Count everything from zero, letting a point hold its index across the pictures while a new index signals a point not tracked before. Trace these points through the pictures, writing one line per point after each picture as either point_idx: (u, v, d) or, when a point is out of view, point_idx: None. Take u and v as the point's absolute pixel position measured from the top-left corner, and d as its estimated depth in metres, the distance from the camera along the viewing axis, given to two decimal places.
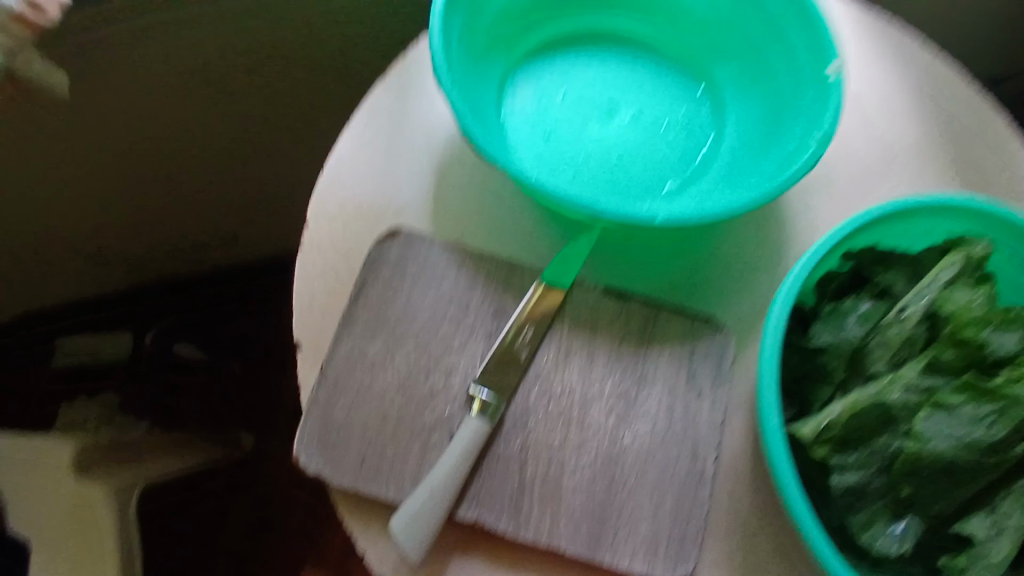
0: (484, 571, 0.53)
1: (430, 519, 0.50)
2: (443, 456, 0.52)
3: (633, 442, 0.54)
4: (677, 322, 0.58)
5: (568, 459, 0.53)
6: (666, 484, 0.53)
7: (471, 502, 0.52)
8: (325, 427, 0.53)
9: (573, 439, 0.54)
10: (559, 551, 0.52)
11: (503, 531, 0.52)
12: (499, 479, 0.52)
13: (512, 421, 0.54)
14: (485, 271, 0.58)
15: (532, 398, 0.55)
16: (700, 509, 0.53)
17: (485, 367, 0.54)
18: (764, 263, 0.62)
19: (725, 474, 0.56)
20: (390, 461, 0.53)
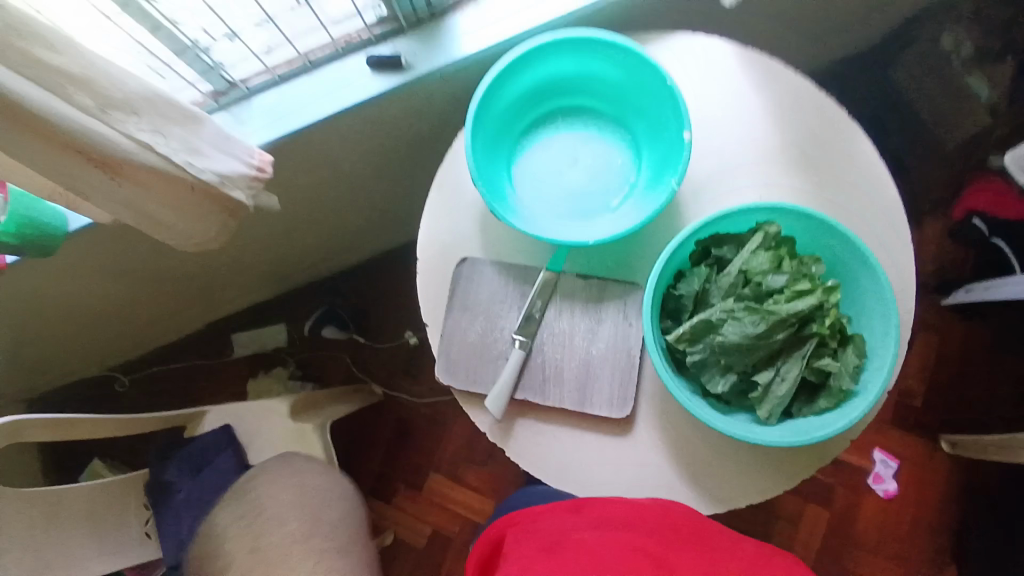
0: (539, 424, 0.68)
1: (500, 390, 0.67)
2: (503, 369, 0.68)
3: (505, 328, 0.70)
4: (468, 351, 0.69)
5: (534, 352, 0.68)
6: (493, 340, 0.69)
7: (519, 389, 0.68)
8: (502, 428, 0.69)
9: (471, 323, 0.70)
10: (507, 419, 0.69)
11: (496, 439, 0.69)
12: (455, 339, 0.70)
13: (530, 360, 0.68)
14: (456, 352, 0.70)
15: (548, 347, 0.68)
16: (540, 368, 0.68)
17: (500, 388, 0.67)
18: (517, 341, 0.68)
19: (537, 375, 0.68)
20: (535, 366, 0.68)
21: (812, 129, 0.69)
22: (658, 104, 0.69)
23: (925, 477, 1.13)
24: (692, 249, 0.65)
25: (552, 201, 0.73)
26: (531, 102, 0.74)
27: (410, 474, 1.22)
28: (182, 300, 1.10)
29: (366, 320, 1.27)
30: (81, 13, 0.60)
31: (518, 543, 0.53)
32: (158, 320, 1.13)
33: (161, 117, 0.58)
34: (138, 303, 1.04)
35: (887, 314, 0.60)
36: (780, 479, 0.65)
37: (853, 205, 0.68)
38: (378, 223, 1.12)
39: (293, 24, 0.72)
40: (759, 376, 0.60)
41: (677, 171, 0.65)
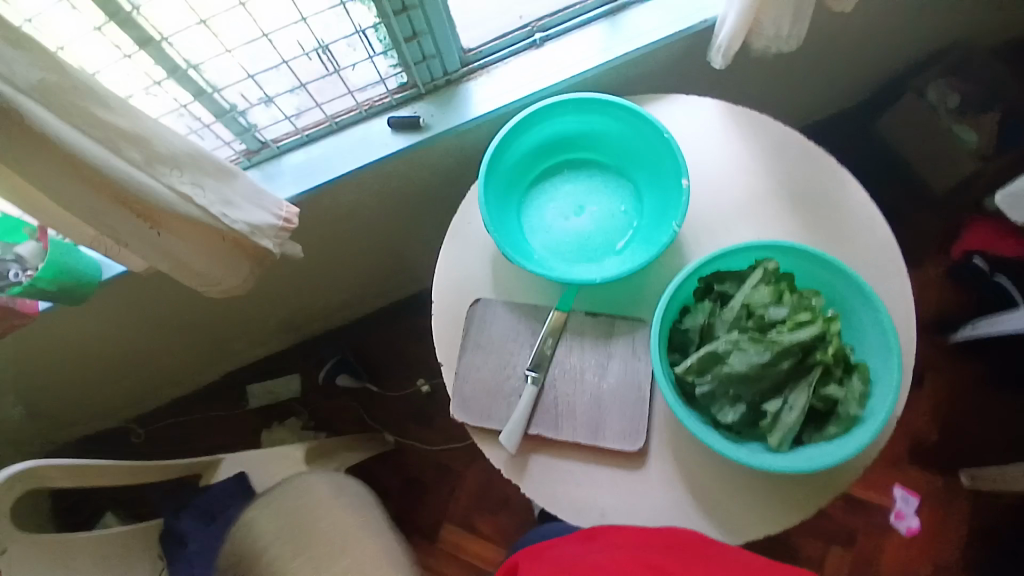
0: (553, 459, 0.69)
1: (514, 426, 0.69)
2: (517, 405, 0.70)
3: (518, 366, 0.72)
4: (483, 389, 0.72)
5: (547, 388, 0.71)
6: (506, 378, 0.72)
7: (533, 425, 0.69)
8: (517, 464, 0.70)
9: (485, 361, 0.73)
10: (522, 456, 0.70)
11: (512, 476, 0.70)
12: (470, 378, 0.72)
13: (543, 396, 0.70)
14: (471, 390, 0.72)
15: (560, 383, 0.71)
16: (553, 403, 0.70)
17: (514, 424, 0.69)
18: (529, 377, 0.71)
19: (550, 411, 0.70)
20: (548, 401, 0.70)
21: (804, 175, 0.74)
22: (659, 157, 0.74)
23: (947, 517, 1.11)
24: (696, 286, 0.68)
25: (560, 246, 0.76)
26: (539, 157, 0.79)
27: (423, 524, 1.20)
28: (199, 349, 1.13)
29: (379, 368, 1.29)
30: (137, 81, 0.68)
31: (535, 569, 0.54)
32: (175, 370, 1.16)
33: (200, 171, 0.64)
34: (157, 352, 1.07)
35: (888, 343, 0.62)
36: (795, 509, 0.66)
37: (849, 243, 0.71)
38: (394, 273, 1.16)
39: (322, 91, 0.79)
40: (768, 405, 0.62)
41: (677, 216, 0.69)
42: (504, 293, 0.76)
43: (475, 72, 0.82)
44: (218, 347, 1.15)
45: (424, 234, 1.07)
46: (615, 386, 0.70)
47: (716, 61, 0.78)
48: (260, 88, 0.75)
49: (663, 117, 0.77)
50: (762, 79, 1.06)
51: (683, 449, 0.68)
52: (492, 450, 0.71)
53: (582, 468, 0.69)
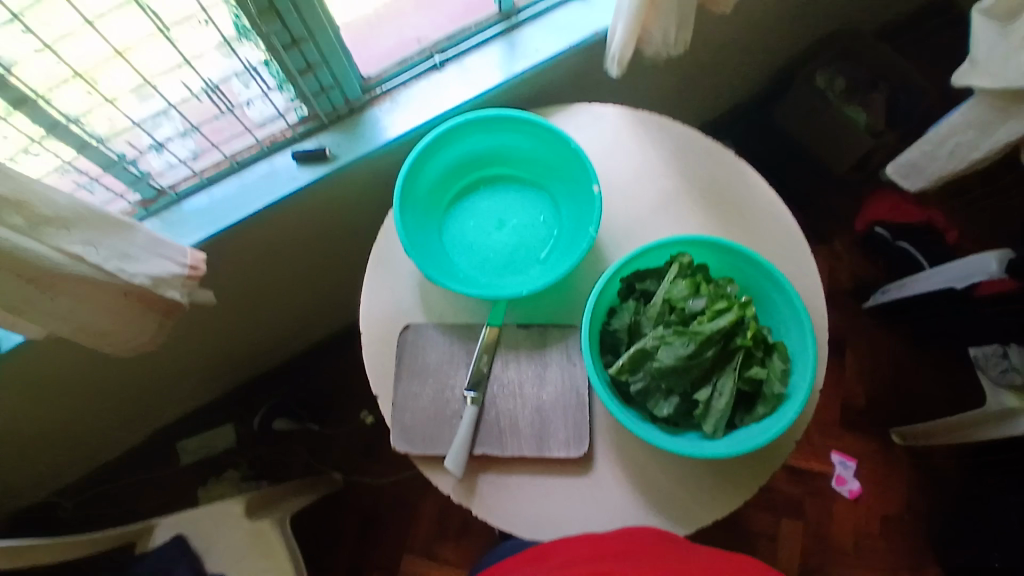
0: (502, 477, 0.69)
1: (458, 449, 0.68)
2: (459, 426, 0.69)
3: (456, 387, 0.71)
4: (423, 417, 0.70)
5: (488, 406, 0.70)
6: (446, 401, 0.71)
7: (478, 445, 0.69)
8: (467, 487, 0.69)
9: (422, 387, 0.71)
10: (471, 477, 0.69)
11: (463, 499, 0.69)
12: (408, 406, 0.71)
13: (484, 414, 0.70)
14: (410, 419, 0.70)
15: (500, 399, 0.70)
16: (496, 420, 0.69)
17: (459, 447, 0.68)
18: (469, 397, 0.70)
19: (493, 428, 0.69)
20: (490, 419, 0.70)
21: (708, 171, 0.77)
22: (569, 167, 0.75)
23: (879, 473, 1.19)
24: (620, 287, 0.69)
25: (485, 263, 0.76)
26: (454, 175, 0.79)
27: (384, 561, 1.17)
28: (119, 412, 1.06)
29: (320, 406, 1.24)
30: (8, 141, 0.63)
31: None
32: (95, 437, 1.08)
33: (94, 229, 0.60)
34: (70, 422, 0.99)
35: (800, 320, 0.66)
36: (738, 490, 0.68)
37: (757, 229, 0.75)
38: (324, 305, 1.13)
39: (219, 131, 0.76)
40: (698, 394, 0.64)
41: (593, 221, 0.70)
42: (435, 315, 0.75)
43: (378, 99, 0.82)
44: (141, 406, 1.08)
45: (352, 263, 1.04)
46: (555, 394, 0.71)
47: (613, 72, 0.80)
48: (150, 134, 0.71)
49: (571, 124, 0.79)
50: (664, 82, 1.11)
51: (629, 448, 0.70)
52: (440, 476, 0.69)
53: (532, 481, 0.69)
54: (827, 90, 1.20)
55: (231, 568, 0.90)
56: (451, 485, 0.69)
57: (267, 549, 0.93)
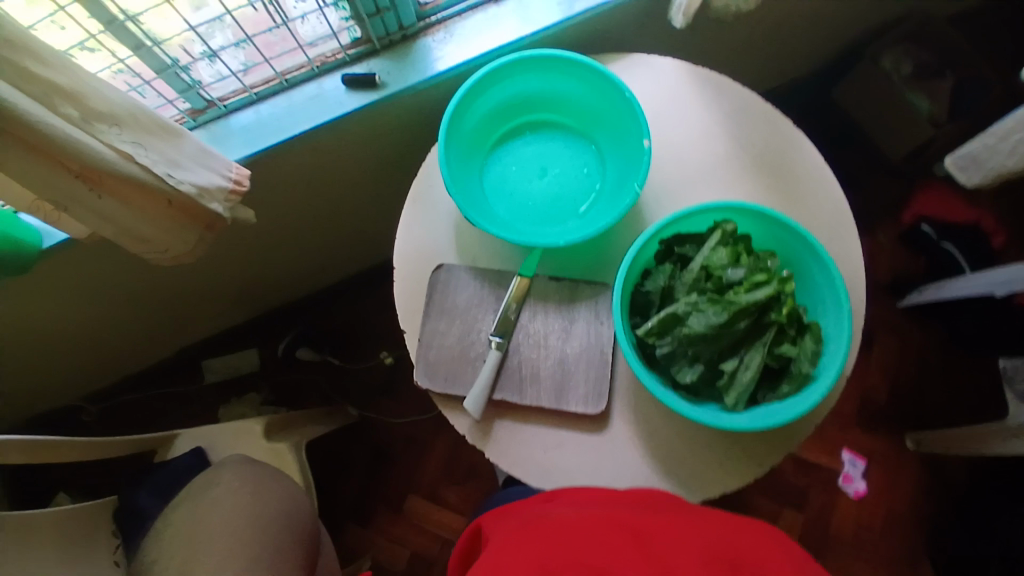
0: (517, 423, 0.70)
1: (478, 391, 0.68)
2: (482, 369, 0.69)
3: (482, 331, 0.71)
4: (446, 356, 0.71)
5: (511, 353, 0.70)
6: (470, 344, 0.71)
7: (497, 389, 0.69)
8: (482, 428, 0.70)
9: (448, 327, 0.72)
10: (487, 420, 0.70)
11: (477, 440, 0.69)
12: (433, 344, 0.71)
13: (507, 360, 0.70)
14: (433, 357, 0.71)
15: (523, 348, 0.70)
16: (518, 368, 0.70)
17: (479, 389, 0.68)
18: (493, 343, 0.70)
19: (514, 375, 0.69)
20: (512, 365, 0.70)
21: (763, 138, 0.74)
22: (619, 117, 0.73)
23: (890, 474, 1.17)
24: (657, 249, 0.68)
25: (522, 211, 0.76)
26: (499, 119, 0.77)
27: (388, 497, 1.20)
28: (148, 324, 1.09)
29: (339, 341, 1.26)
30: (66, 30, 0.63)
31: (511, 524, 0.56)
32: (123, 346, 1.11)
33: (142, 129, 0.61)
34: (101, 327, 1.02)
35: (838, 302, 0.64)
36: (751, 465, 0.68)
37: (806, 205, 0.73)
38: (354, 242, 1.14)
39: (271, 44, 0.75)
40: (725, 364, 0.63)
41: (638, 177, 0.68)
42: (467, 258, 0.75)
43: (432, 28, 0.80)
44: (168, 320, 1.10)
45: (384, 200, 1.04)
46: (580, 349, 0.70)
47: (676, 21, 0.78)
48: (203, 42, 0.70)
49: (627, 76, 0.77)
50: (721, 51, 1.07)
51: (645, 412, 0.69)
52: (457, 415, 0.70)
53: (547, 430, 0.69)
54: None
55: None
56: (466, 425, 0.70)
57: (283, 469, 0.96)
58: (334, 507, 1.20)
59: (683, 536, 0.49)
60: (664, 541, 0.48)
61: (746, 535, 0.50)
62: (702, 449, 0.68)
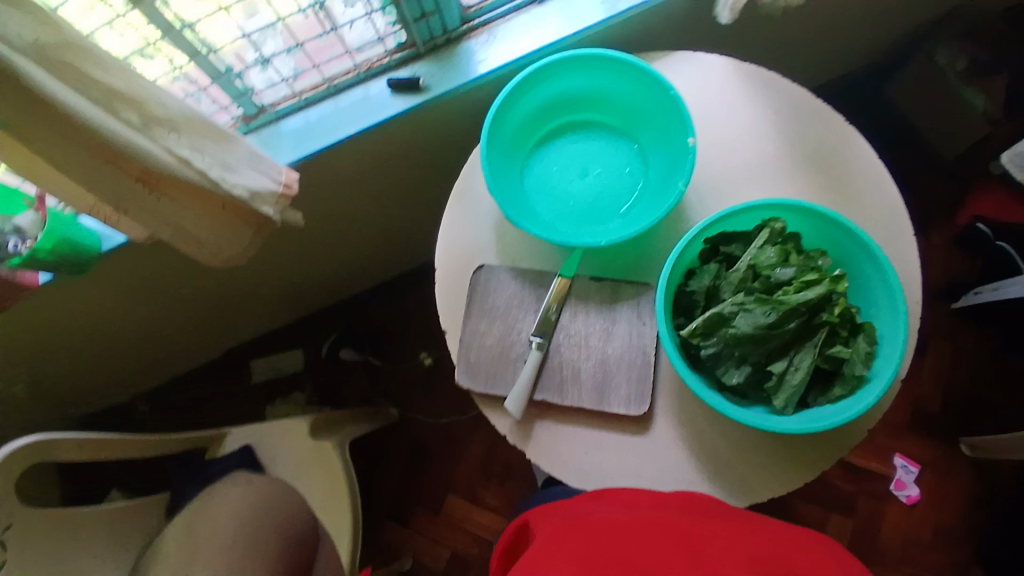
0: (558, 424, 0.69)
1: (520, 390, 0.68)
2: (523, 369, 0.69)
3: (523, 331, 0.72)
4: (488, 357, 0.71)
5: (552, 353, 0.70)
6: (512, 344, 0.71)
7: (539, 389, 0.69)
8: (522, 427, 0.70)
9: (490, 328, 0.72)
10: (527, 420, 0.70)
11: (518, 439, 0.69)
12: (474, 345, 0.72)
13: (549, 361, 0.70)
14: (474, 357, 0.71)
15: (564, 348, 0.70)
16: (559, 368, 0.70)
17: (520, 389, 0.68)
18: (533, 343, 0.70)
19: (555, 375, 0.69)
20: (554, 366, 0.70)
21: (812, 133, 0.73)
22: (663, 114, 0.72)
23: (947, 483, 1.11)
24: (702, 248, 0.67)
25: (564, 211, 0.75)
26: (540, 120, 0.77)
27: (427, 496, 1.21)
28: (199, 324, 1.13)
29: (380, 342, 1.29)
30: (128, 39, 0.66)
31: (551, 524, 0.56)
32: (177, 345, 1.16)
33: (197, 135, 0.63)
34: (156, 326, 1.07)
35: (893, 302, 0.61)
36: (799, 469, 0.66)
37: (858, 201, 0.70)
38: (396, 244, 1.16)
39: (320, 51, 0.76)
40: (773, 366, 0.62)
41: (683, 175, 0.67)
42: (508, 258, 0.75)
43: (475, 30, 0.80)
44: (219, 320, 1.15)
45: (424, 202, 1.06)
46: (621, 349, 0.70)
47: (722, 17, 0.76)
48: (256, 48, 0.73)
49: (670, 74, 0.76)
50: (765, 45, 1.05)
51: (689, 415, 0.68)
52: (497, 414, 0.71)
53: (588, 430, 0.69)
54: (952, 67, 1.09)
55: (291, 477, 0.98)
56: (507, 424, 0.70)
57: (324, 466, 0.98)
58: (373, 505, 1.22)
59: (736, 543, 0.47)
60: (711, 547, 0.47)
61: (799, 540, 0.49)
62: (749, 453, 0.67)
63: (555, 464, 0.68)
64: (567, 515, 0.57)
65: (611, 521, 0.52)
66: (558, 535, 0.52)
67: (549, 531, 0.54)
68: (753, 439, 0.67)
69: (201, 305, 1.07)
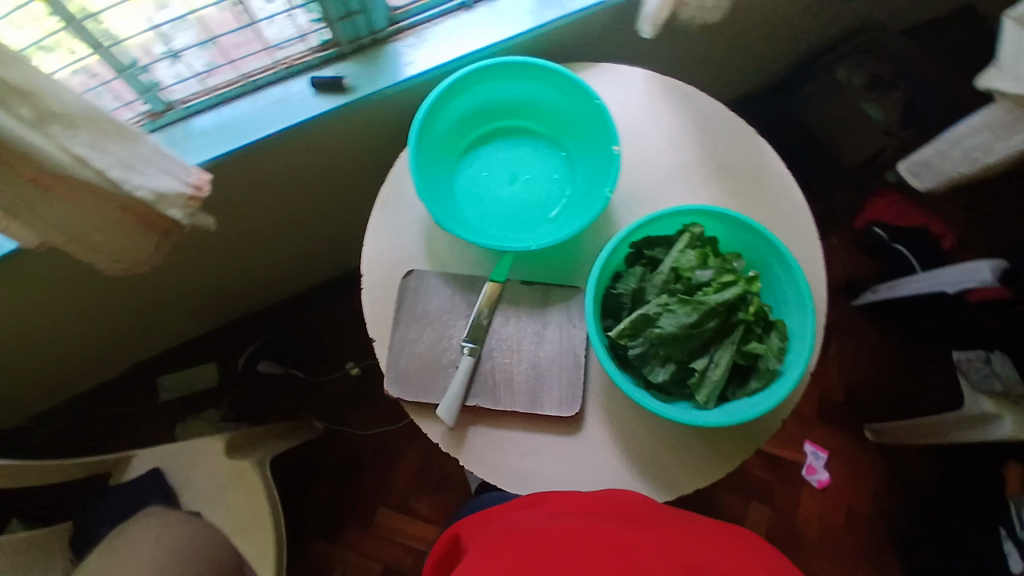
0: (492, 429, 0.69)
1: (452, 397, 0.67)
2: (455, 375, 0.68)
3: (454, 336, 0.71)
4: (419, 363, 0.70)
5: (484, 358, 0.70)
6: (443, 350, 0.70)
7: (472, 395, 0.68)
8: (455, 434, 0.69)
9: (420, 334, 0.71)
10: (460, 427, 0.69)
11: (452, 447, 0.69)
12: (404, 352, 0.70)
13: (480, 366, 0.70)
14: (404, 364, 0.70)
15: (496, 353, 0.70)
16: (491, 373, 0.69)
17: (452, 395, 0.67)
18: (465, 349, 0.70)
19: (487, 380, 0.69)
20: (485, 371, 0.69)
21: (727, 142, 0.77)
22: (590, 123, 0.74)
23: (851, 466, 1.21)
24: (628, 252, 0.69)
25: (495, 215, 0.76)
26: (469, 125, 0.77)
27: (359, 509, 1.17)
28: (103, 338, 1.04)
29: (307, 351, 1.23)
30: (26, 29, 0.59)
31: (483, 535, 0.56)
32: (79, 361, 1.06)
33: (98, 130, 0.57)
34: (50, 342, 0.97)
35: (801, 299, 0.66)
36: (721, 461, 0.69)
37: (770, 207, 0.75)
38: (324, 249, 1.12)
39: (236, 47, 0.72)
40: (695, 363, 0.64)
41: (609, 181, 0.69)
42: (438, 262, 0.74)
43: (402, 33, 0.79)
44: (126, 331, 1.06)
45: (352, 206, 1.03)
46: (552, 352, 0.71)
47: (644, 31, 0.79)
48: (165, 42, 0.68)
49: (596, 85, 0.78)
50: (685, 58, 1.10)
51: (621, 413, 0.70)
52: (430, 422, 0.69)
53: (522, 433, 0.69)
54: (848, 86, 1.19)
55: (209, 503, 0.91)
56: (440, 431, 0.69)
57: (247, 485, 0.92)
58: (302, 522, 1.16)
59: (680, 556, 0.48)
60: (642, 550, 0.49)
61: (723, 545, 0.52)
62: (679, 447, 0.69)
63: (490, 470, 0.68)
64: (500, 524, 0.56)
65: (548, 532, 0.52)
66: (492, 548, 0.52)
67: (483, 542, 0.54)
68: (681, 434, 0.70)
69: (107, 316, 0.98)
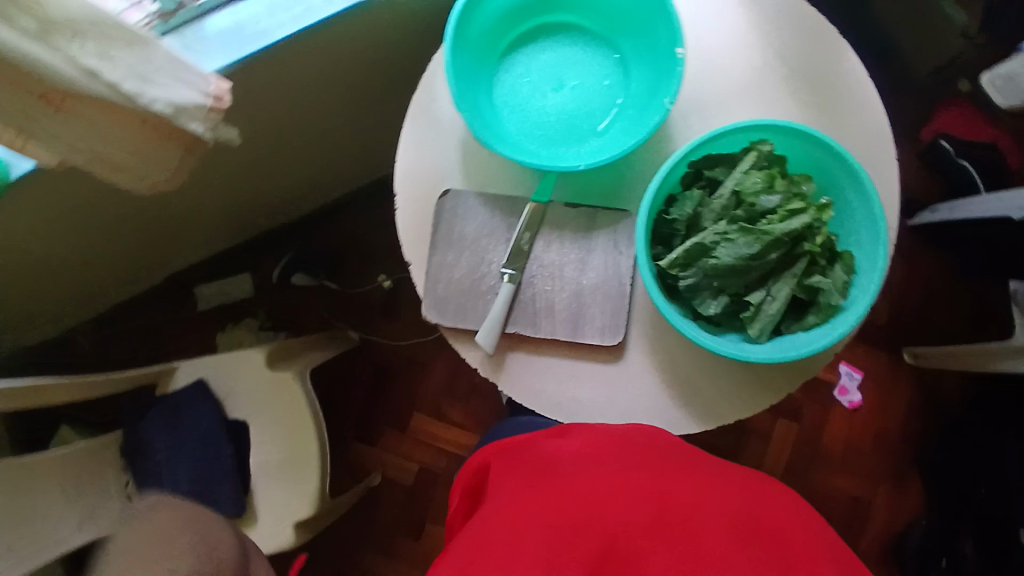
0: (530, 356, 0.68)
1: (491, 325, 0.65)
2: (495, 302, 0.66)
3: (493, 261, 0.68)
4: (457, 288, 0.67)
5: (524, 284, 0.67)
6: (481, 275, 0.68)
7: (511, 323, 0.66)
8: (493, 360, 0.68)
9: (457, 259, 0.68)
10: (498, 354, 0.68)
11: (490, 373, 0.68)
12: (441, 277, 0.68)
13: (520, 292, 0.67)
14: (442, 289, 0.67)
15: (536, 279, 0.67)
16: (531, 299, 0.67)
17: (491, 323, 0.65)
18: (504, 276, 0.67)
19: (527, 307, 0.67)
20: (525, 297, 0.67)
21: (803, 45, 0.67)
22: (647, 20, 0.65)
23: (885, 388, 1.20)
24: (684, 173, 0.63)
25: (537, 128, 0.69)
26: (510, 24, 0.69)
27: (394, 416, 1.21)
28: (135, 251, 1.03)
29: (337, 264, 1.22)
30: None
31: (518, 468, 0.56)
32: (114, 273, 1.07)
33: (106, 38, 0.52)
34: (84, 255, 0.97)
35: (874, 229, 0.60)
36: (765, 393, 0.67)
37: (845, 122, 0.67)
38: (349, 161, 1.07)
39: None
40: (751, 296, 0.61)
41: (668, 91, 0.62)
42: (474, 181, 0.69)
43: None
44: (157, 244, 1.05)
45: (379, 113, 0.96)
46: (595, 279, 0.67)
47: None
48: None
49: None
50: None
51: (663, 343, 0.68)
52: (468, 348, 0.68)
53: (562, 361, 0.68)
54: None
55: (253, 410, 0.95)
56: (478, 357, 0.68)
57: (288, 397, 0.95)
58: (339, 427, 1.21)
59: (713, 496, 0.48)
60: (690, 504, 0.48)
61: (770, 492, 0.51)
62: (722, 378, 0.67)
63: (528, 396, 0.68)
64: (535, 459, 0.56)
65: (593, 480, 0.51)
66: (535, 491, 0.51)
67: (522, 480, 0.53)
68: (723, 365, 0.67)
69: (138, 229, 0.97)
